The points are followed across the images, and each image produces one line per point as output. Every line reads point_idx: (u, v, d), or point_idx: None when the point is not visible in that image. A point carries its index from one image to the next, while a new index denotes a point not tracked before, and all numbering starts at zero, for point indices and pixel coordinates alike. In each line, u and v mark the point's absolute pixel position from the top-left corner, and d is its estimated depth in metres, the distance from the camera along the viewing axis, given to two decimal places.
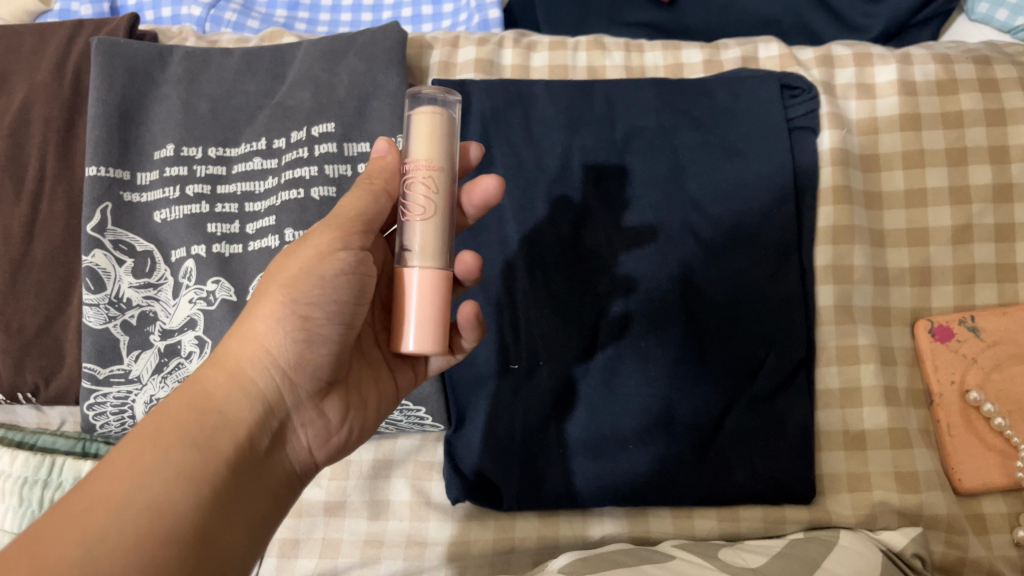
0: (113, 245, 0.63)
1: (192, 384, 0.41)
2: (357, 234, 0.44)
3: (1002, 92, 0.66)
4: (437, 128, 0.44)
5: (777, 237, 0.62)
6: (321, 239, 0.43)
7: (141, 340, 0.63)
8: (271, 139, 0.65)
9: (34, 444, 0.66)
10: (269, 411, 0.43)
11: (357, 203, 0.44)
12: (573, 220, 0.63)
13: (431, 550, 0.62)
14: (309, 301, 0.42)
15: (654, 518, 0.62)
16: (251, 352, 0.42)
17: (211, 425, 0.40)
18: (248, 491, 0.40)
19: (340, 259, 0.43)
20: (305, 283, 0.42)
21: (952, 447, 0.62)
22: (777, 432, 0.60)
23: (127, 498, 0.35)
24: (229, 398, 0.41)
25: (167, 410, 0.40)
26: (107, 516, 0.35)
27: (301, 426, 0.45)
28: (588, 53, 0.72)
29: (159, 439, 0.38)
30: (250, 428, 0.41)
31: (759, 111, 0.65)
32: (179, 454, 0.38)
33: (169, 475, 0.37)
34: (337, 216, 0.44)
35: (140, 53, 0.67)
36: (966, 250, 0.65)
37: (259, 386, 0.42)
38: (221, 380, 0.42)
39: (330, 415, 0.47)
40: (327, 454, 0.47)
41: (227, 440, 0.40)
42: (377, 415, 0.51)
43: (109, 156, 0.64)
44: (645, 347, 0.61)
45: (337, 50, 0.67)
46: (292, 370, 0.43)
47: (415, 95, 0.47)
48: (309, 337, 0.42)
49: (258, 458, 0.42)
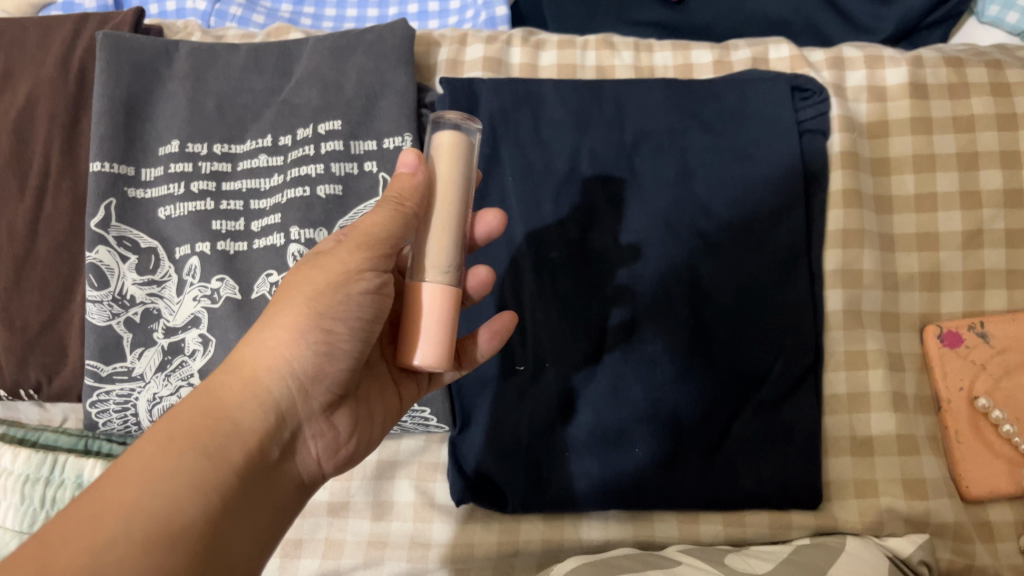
0: (116, 241, 0.63)
1: (207, 389, 0.41)
2: (382, 256, 0.43)
3: (1013, 97, 0.65)
4: (458, 151, 0.44)
5: (786, 240, 0.62)
6: (350, 256, 0.43)
7: (144, 337, 0.62)
8: (277, 136, 0.65)
9: (36, 441, 0.65)
10: (282, 421, 0.42)
11: (385, 226, 0.42)
12: (580, 223, 0.63)
13: (434, 551, 0.62)
14: (334, 316, 0.42)
15: (659, 522, 0.62)
16: (268, 361, 0.42)
17: (223, 432, 0.39)
18: (255, 501, 0.40)
19: (366, 280, 0.43)
20: (330, 298, 0.42)
21: (960, 455, 0.62)
22: (785, 438, 0.60)
23: (137, 504, 0.35)
24: (243, 407, 0.41)
25: (179, 415, 0.39)
26: (116, 521, 0.34)
27: (312, 437, 0.45)
28: (596, 52, 0.72)
29: (171, 445, 0.37)
30: (262, 438, 0.41)
31: (769, 113, 0.64)
32: (190, 461, 0.37)
33: (179, 482, 0.36)
34: (363, 234, 0.43)
35: (145, 49, 0.66)
36: (976, 256, 0.65)
37: (273, 395, 0.42)
38: (235, 388, 0.41)
39: (340, 427, 0.46)
40: (334, 465, 0.47)
41: (238, 450, 0.39)
42: (383, 428, 0.51)
43: (113, 151, 0.64)
44: (652, 350, 0.61)
45: (345, 48, 0.66)
46: (308, 382, 0.43)
47: (438, 118, 0.46)
48: (328, 350, 0.43)
49: (267, 468, 0.41)
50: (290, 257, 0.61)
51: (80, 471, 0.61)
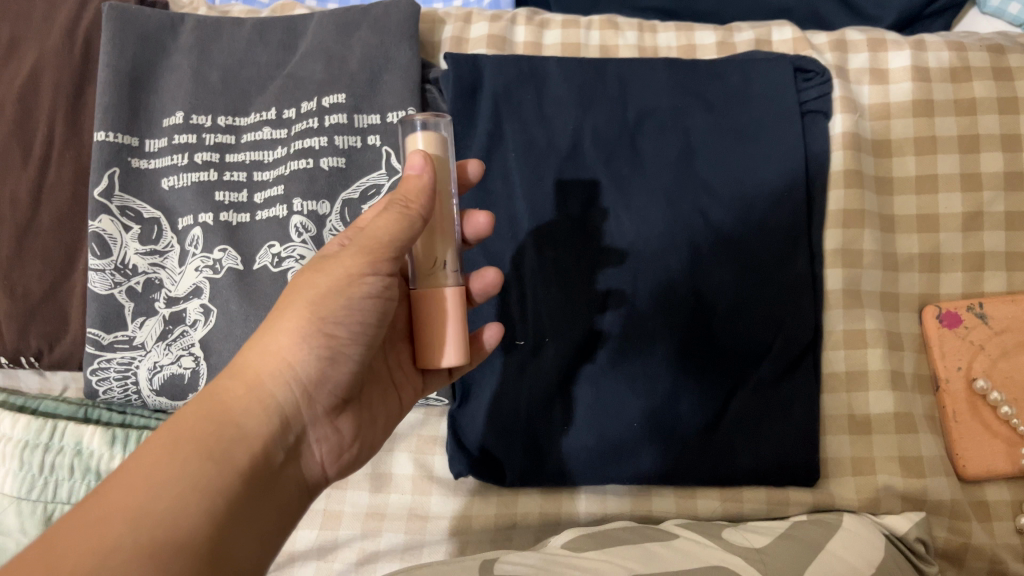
0: (119, 211, 0.63)
1: (211, 393, 0.41)
2: (386, 259, 0.42)
3: (1014, 81, 0.66)
4: (437, 151, 0.45)
5: (787, 221, 0.62)
6: (351, 260, 0.42)
7: (146, 307, 0.62)
8: (281, 109, 0.65)
9: (36, 409, 0.65)
10: (287, 426, 0.42)
11: (392, 229, 0.41)
12: (583, 200, 0.63)
13: (433, 523, 0.63)
14: (335, 320, 0.42)
15: (656, 498, 0.62)
16: (272, 366, 0.41)
17: (229, 437, 0.39)
18: (259, 505, 0.40)
19: (368, 284, 0.42)
20: (332, 303, 0.41)
21: (958, 433, 0.62)
22: (784, 415, 0.60)
23: (144, 508, 0.35)
24: (248, 411, 0.40)
25: (183, 421, 0.39)
26: (124, 525, 0.34)
27: (316, 441, 0.45)
28: (600, 33, 0.72)
29: (177, 450, 0.37)
30: (266, 443, 0.41)
31: (772, 93, 0.64)
32: (196, 466, 0.37)
33: (185, 486, 0.36)
34: (367, 240, 0.42)
35: (151, 21, 0.67)
36: (976, 238, 0.65)
37: (277, 400, 0.41)
38: (240, 394, 0.41)
39: (344, 431, 0.47)
40: (338, 469, 0.47)
41: (243, 454, 0.39)
42: (385, 431, 0.51)
43: (118, 122, 0.64)
44: (652, 324, 0.61)
45: (350, 23, 0.67)
46: (312, 387, 0.42)
47: (408, 118, 0.46)
48: (331, 355, 0.42)
49: (272, 472, 0.41)
50: (292, 228, 0.61)
51: (79, 438, 0.61)
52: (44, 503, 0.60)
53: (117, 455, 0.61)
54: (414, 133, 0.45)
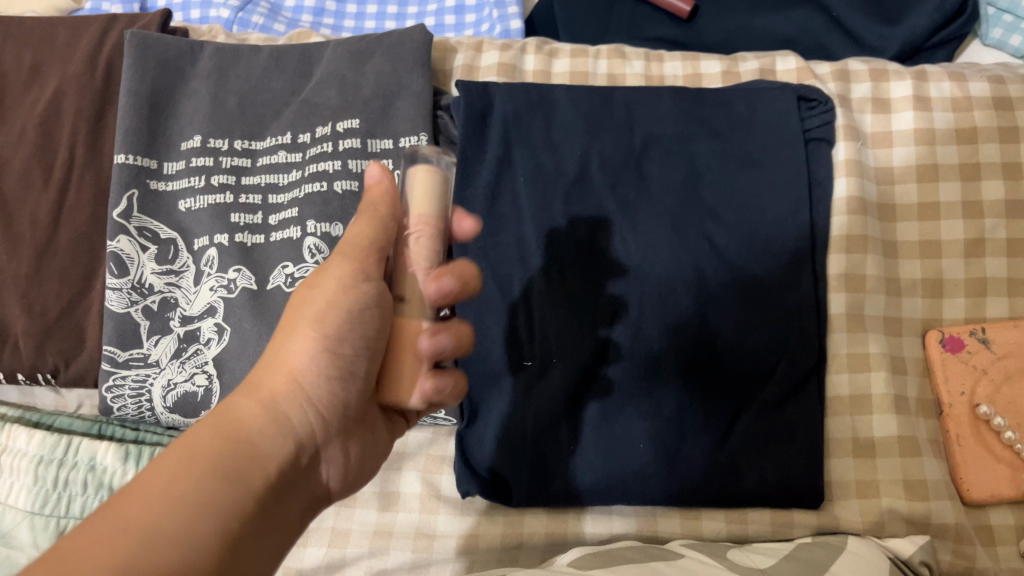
0: (137, 231, 0.64)
1: (227, 410, 0.41)
2: (373, 263, 0.44)
3: (1015, 111, 0.67)
4: (430, 186, 0.43)
5: (791, 245, 0.63)
6: (344, 272, 0.44)
7: (161, 325, 0.64)
8: (296, 133, 0.66)
9: (50, 425, 0.66)
10: (301, 446, 0.43)
11: (367, 232, 0.44)
12: (590, 225, 0.64)
13: (440, 542, 0.63)
14: (339, 336, 0.43)
15: (663, 519, 0.63)
16: (284, 388, 0.43)
17: (244, 456, 0.40)
18: (270, 525, 0.40)
19: (365, 291, 0.44)
20: (331, 316, 0.43)
21: (961, 457, 0.63)
22: (788, 438, 0.60)
23: (159, 525, 0.35)
24: (265, 431, 0.41)
25: (199, 436, 0.40)
26: (137, 541, 0.35)
27: (326, 461, 0.45)
28: (608, 61, 0.74)
29: (192, 466, 0.38)
30: (281, 463, 0.41)
31: (775, 121, 0.66)
32: (210, 484, 0.38)
33: (199, 505, 0.37)
34: (350, 244, 0.44)
35: (171, 47, 0.69)
36: (977, 264, 0.66)
37: (291, 420, 0.42)
38: (256, 413, 0.42)
39: (351, 453, 0.47)
40: (343, 488, 0.47)
41: (257, 473, 0.40)
42: (387, 451, 0.51)
43: (137, 146, 0.66)
44: (657, 346, 0.62)
45: (364, 51, 0.68)
46: (325, 409, 0.44)
47: (413, 151, 0.45)
48: (341, 375, 0.44)
49: (284, 493, 0.42)
50: (306, 248, 0.63)
51: (93, 454, 0.62)
52: (56, 519, 0.61)
53: (129, 470, 0.62)
54: (414, 166, 0.44)
